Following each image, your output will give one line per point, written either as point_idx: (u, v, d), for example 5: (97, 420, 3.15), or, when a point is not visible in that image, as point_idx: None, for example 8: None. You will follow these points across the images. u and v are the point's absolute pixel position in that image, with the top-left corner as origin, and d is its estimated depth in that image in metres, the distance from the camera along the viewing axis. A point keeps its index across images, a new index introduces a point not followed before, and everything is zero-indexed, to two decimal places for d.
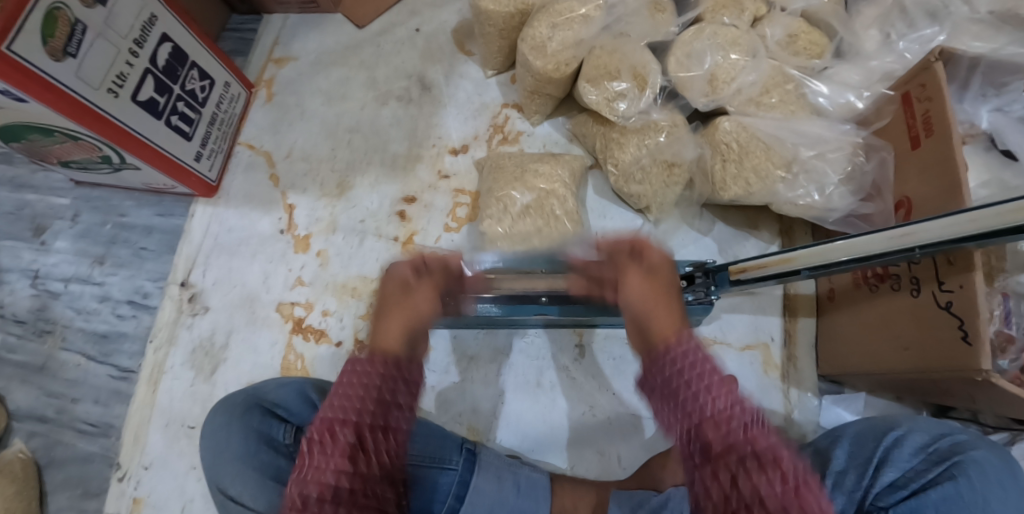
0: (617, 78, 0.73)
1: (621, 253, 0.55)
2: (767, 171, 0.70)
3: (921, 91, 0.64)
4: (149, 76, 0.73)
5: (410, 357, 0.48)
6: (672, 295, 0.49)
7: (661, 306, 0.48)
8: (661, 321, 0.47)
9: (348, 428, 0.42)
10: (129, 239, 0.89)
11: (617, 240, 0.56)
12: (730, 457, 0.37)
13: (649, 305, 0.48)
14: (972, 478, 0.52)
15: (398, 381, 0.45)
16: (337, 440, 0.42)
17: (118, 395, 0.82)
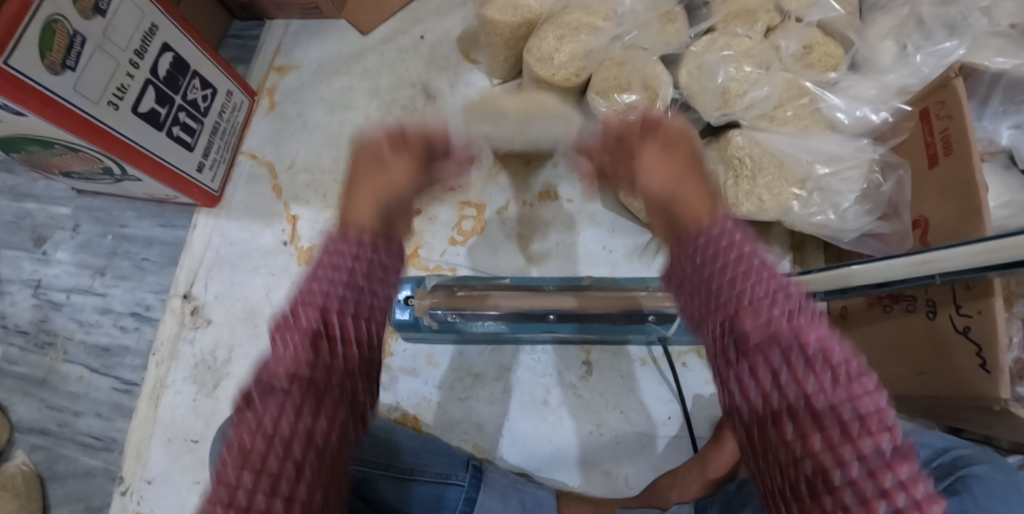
0: (628, 90, 0.71)
1: (632, 130, 0.45)
2: (781, 188, 0.68)
3: (941, 108, 0.63)
4: (149, 87, 0.72)
5: (389, 238, 0.36)
6: (705, 184, 0.38)
7: (687, 182, 0.38)
8: (690, 201, 0.36)
9: (313, 308, 0.31)
10: (130, 251, 0.87)
11: (628, 121, 0.46)
12: (768, 347, 0.28)
13: (665, 182, 0.38)
14: (976, 493, 0.51)
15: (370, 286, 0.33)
16: (297, 319, 0.30)
17: (120, 409, 0.81)
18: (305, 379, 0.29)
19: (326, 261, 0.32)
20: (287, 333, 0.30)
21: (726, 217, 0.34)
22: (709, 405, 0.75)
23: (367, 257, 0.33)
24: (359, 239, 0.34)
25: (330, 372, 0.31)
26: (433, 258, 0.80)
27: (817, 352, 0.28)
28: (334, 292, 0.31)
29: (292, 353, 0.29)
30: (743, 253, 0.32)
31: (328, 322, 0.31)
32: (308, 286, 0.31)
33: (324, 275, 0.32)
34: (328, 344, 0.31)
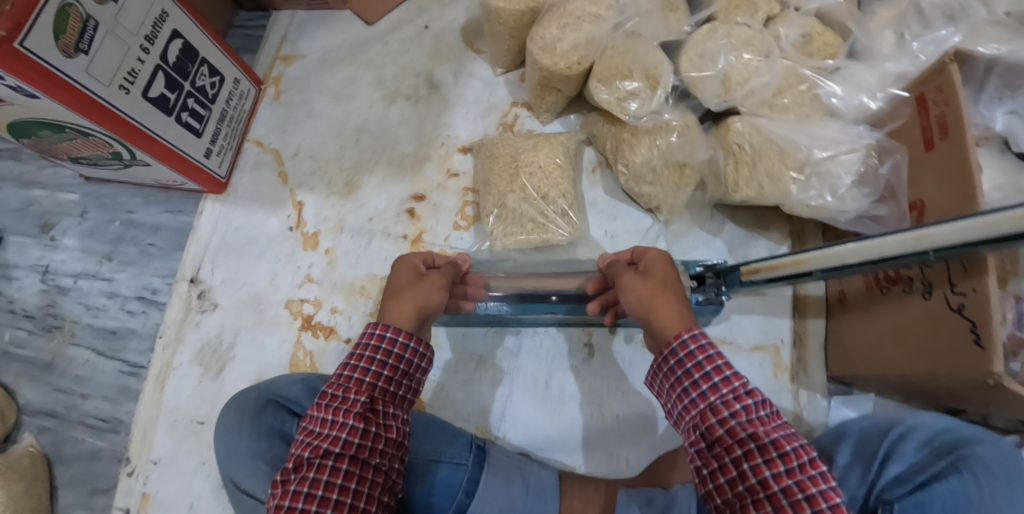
0: (630, 77, 0.73)
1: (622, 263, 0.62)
2: (780, 173, 0.70)
3: (937, 94, 0.64)
4: (159, 72, 0.73)
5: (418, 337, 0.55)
6: (683, 297, 0.56)
7: (673, 301, 0.55)
8: (670, 320, 0.53)
9: (362, 393, 0.50)
10: (137, 237, 0.89)
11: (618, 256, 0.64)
12: (733, 440, 0.46)
13: (660, 304, 0.54)
14: (977, 474, 0.53)
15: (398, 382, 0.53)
16: (353, 403, 0.49)
17: (127, 392, 0.82)
18: (349, 448, 0.47)
19: (358, 367, 0.51)
20: (332, 422, 0.48)
21: (686, 342, 0.50)
22: None
23: (410, 344, 0.53)
24: (387, 332, 0.53)
25: (373, 440, 0.48)
26: (437, 241, 0.83)
27: (747, 433, 0.45)
28: (371, 391, 0.50)
29: (336, 434, 0.47)
30: (702, 375, 0.49)
31: (369, 412, 0.49)
32: (343, 388, 0.50)
33: (363, 381, 0.50)
34: (373, 425, 0.49)
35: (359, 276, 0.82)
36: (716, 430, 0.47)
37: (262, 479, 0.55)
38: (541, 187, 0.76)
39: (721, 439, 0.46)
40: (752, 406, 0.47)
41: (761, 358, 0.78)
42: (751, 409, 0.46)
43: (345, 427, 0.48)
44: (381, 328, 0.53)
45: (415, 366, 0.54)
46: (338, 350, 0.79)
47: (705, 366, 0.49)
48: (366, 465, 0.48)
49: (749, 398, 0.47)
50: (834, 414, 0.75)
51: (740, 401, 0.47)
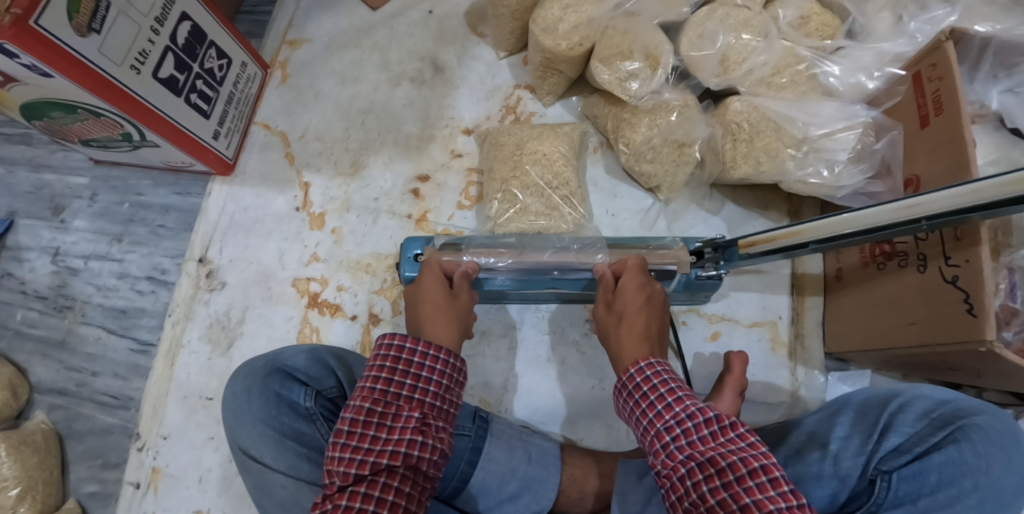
0: (630, 58, 0.74)
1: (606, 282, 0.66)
2: (778, 150, 0.72)
3: (932, 71, 0.65)
4: (169, 54, 0.74)
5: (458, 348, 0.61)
6: (643, 331, 0.62)
7: (629, 334, 0.62)
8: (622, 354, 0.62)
9: (416, 411, 0.52)
10: (147, 218, 0.90)
11: (604, 272, 0.66)
12: (675, 459, 0.52)
13: (620, 336, 0.63)
14: (975, 441, 0.51)
15: (444, 400, 0.55)
16: (409, 420, 0.51)
17: (138, 369, 0.84)
18: (404, 460, 0.49)
19: (406, 384, 0.53)
20: (389, 439, 0.50)
21: (635, 374, 0.59)
22: (708, 363, 0.78)
23: (447, 360, 0.56)
24: (430, 352, 0.55)
25: (431, 451, 0.51)
26: (441, 221, 0.84)
27: (687, 454, 0.52)
28: (420, 408, 0.52)
29: (394, 449, 0.49)
30: (649, 404, 0.57)
31: (423, 426, 0.51)
32: (394, 406, 0.52)
33: (413, 398, 0.53)
34: (430, 438, 0.51)
35: (364, 254, 0.84)
36: (662, 452, 0.54)
37: (270, 444, 0.55)
38: (545, 176, 0.77)
39: (666, 460, 0.53)
40: (693, 426, 0.53)
41: (760, 333, 0.79)
42: (694, 431, 0.53)
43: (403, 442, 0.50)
44: (418, 344, 0.54)
45: (455, 380, 0.56)
46: (344, 327, 0.80)
47: (651, 395, 0.57)
48: (417, 473, 0.50)
49: (690, 421, 0.53)
50: (831, 390, 0.77)
51: (681, 423, 0.54)
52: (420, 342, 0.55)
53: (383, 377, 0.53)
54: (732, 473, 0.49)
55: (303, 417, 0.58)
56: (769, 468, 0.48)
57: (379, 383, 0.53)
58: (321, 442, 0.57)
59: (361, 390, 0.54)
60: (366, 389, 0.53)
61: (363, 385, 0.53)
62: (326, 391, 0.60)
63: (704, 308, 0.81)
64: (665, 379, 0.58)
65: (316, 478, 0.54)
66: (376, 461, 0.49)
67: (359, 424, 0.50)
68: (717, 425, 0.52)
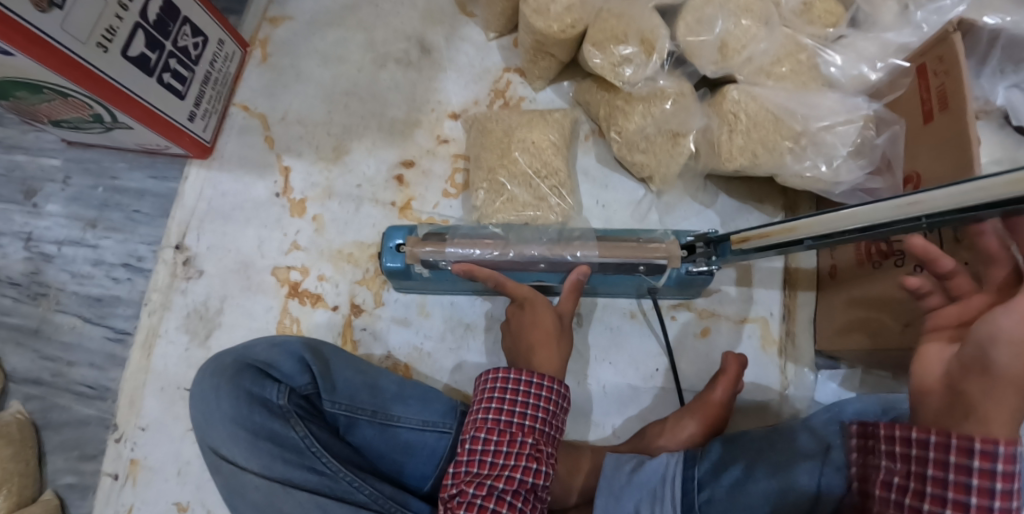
0: (624, 43, 0.72)
1: None
2: (775, 143, 0.69)
3: (938, 64, 0.63)
4: (139, 31, 0.70)
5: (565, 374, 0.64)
6: None
7: None
8: None
9: (531, 437, 0.56)
10: (122, 203, 0.87)
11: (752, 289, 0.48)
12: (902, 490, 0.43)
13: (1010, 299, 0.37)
14: None
15: (550, 432, 0.58)
16: (524, 447, 0.55)
17: (114, 358, 0.82)
18: (519, 485, 0.53)
19: (515, 413, 0.57)
20: (506, 465, 0.54)
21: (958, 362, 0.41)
22: (699, 361, 0.76)
23: (552, 386, 0.59)
24: (532, 378, 0.58)
25: (544, 477, 0.54)
26: (426, 210, 0.81)
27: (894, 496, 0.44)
28: (532, 434, 0.56)
29: (510, 473, 0.53)
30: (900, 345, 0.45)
31: (536, 453, 0.55)
32: (508, 434, 0.55)
33: (524, 425, 0.56)
34: (542, 465, 0.55)
35: (346, 243, 0.81)
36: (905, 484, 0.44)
37: (242, 444, 0.53)
38: (533, 164, 0.74)
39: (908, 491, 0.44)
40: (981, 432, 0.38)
41: (751, 329, 0.78)
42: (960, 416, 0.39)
43: (519, 469, 0.54)
44: (522, 373, 0.58)
45: (561, 406, 0.59)
46: (326, 317, 0.78)
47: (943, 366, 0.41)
48: (533, 495, 0.54)
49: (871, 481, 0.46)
50: (820, 388, 0.76)
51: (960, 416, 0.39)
52: (534, 373, 0.59)
53: (493, 407, 0.57)
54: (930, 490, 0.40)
55: (277, 416, 0.55)
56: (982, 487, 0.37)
57: (492, 412, 0.57)
58: (296, 440, 0.54)
59: (473, 419, 0.58)
60: (477, 419, 0.57)
61: (475, 416, 0.58)
62: (301, 388, 0.58)
63: (695, 303, 0.78)
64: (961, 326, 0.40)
65: (291, 478, 0.52)
66: (492, 484, 0.53)
67: (478, 451, 0.55)
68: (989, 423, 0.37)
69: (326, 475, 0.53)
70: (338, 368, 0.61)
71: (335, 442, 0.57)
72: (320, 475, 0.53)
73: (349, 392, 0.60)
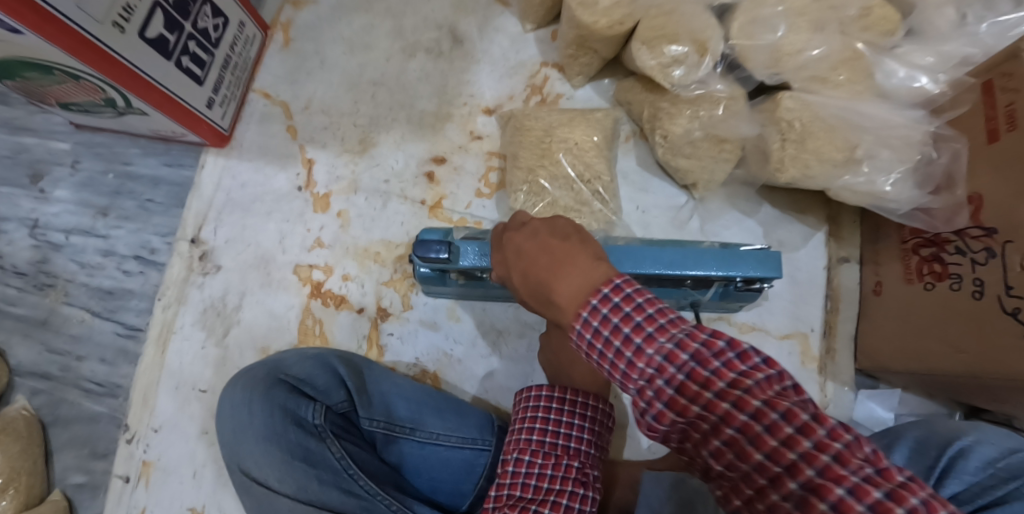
0: (675, 42, 0.67)
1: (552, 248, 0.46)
2: (830, 154, 0.66)
3: (1007, 80, 0.61)
4: (158, 11, 0.65)
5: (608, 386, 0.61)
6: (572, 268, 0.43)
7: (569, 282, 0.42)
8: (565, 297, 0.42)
9: (577, 459, 0.53)
10: (134, 190, 0.83)
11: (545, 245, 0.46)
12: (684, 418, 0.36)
13: (557, 271, 0.43)
14: None
15: (596, 452, 0.55)
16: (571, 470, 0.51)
17: (125, 354, 0.78)
18: (566, 511, 0.49)
19: (560, 434, 0.54)
20: (551, 488, 0.50)
21: (595, 307, 0.39)
22: None
23: (597, 405, 0.56)
24: (578, 397, 0.56)
25: (591, 503, 0.50)
26: (458, 209, 0.78)
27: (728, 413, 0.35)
28: (578, 457, 0.53)
29: (556, 498, 0.49)
30: (622, 318, 0.38)
31: (583, 477, 0.52)
32: (553, 456, 0.52)
33: (569, 447, 0.53)
34: (589, 490, 0.51)
35: (373, 241, 0.77)
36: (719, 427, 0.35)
37: (274, 463, 0.50)
38: (576, 166, 0.71)
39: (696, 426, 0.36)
40: (721, 366, 0.36)
41: (790, 346, 0.75)
42: (706, 363, 0.36)
43: (566, 493, 0.50)
44: (567, 391, 0.56)
45: (605, 426, 0.57)
46: (350, 320, 0.75)
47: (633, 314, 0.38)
48: None
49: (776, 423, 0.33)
50: (859, 407, 0.74)
51: (689, 374, 0.36)
52: (580, 392, 0.56)
53: (538, 429, 0.54)
54: (774, 492, 0.33)
55: (312, 435, 0.52)
56: (784, 453, 0.33)
57: (535, 433, 0.54)
58: (332, 461, 0.52)
59: (515, 440, 0.55)
60: (519, 440, 0.54)
61: (517, 437, 0.55)
62: (337, 406, 0.55)
63: (735, 316, 0.76)
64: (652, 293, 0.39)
65: (326, 500, 0.49)
66: (537, 509, 0.49)
67: (522, 473, 0.51)
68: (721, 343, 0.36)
69: (363, 496, 0.51)
70: (372, 383, 0.59)
71: (372, 461, 0.55)
72: (356, 498, 0.50)
73: (384, 406, 0.58)
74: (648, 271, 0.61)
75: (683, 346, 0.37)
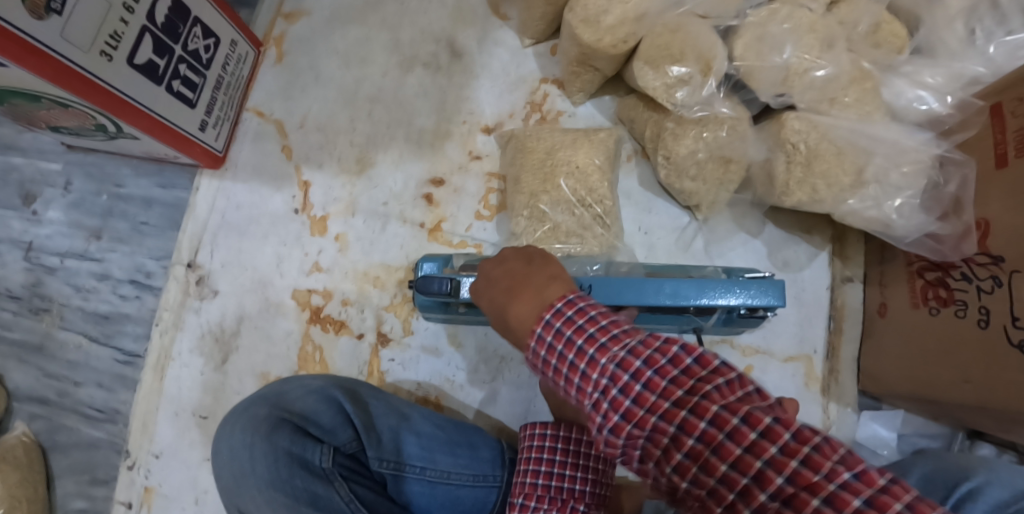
0: (680, 61, 0.66)
1: (515, 272, 0.52)
2: (837, 178, 0.65)
3: (1017, 105, 0.59)
4: (146, 35, 0.63)
5: None
6: (530, 291, 0.49)
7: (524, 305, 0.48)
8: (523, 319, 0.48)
9: (583, 500, 0.53)
10: (127, 212, 0.81)
11: (510, 267, 0.52)
12: (651, 424, 0.40)
13: (518, 295, 0.49)
14: None
15: (602, 491, 0.55)
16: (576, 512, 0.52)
17: (124, 380, 0.77)
18: None
19: (565, 477, 0.54)
20: None
21: (550, 322, 0.45)
22: None
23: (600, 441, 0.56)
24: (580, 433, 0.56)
25: None
26: (458, 232, 0.76)
27: (689, 421, 0.38)
28: (584, 498, 0.53)
29: None
30: (576, 330, 0.44)
31: None
32: (559, 500, 0.52)
33: (575, 488, 0.53)
34: None
35: (373, 265, 0.76)
36: (685, 435, 0.38)
37: (280, 512, 0.49)
38: (578, 191, 0.69)
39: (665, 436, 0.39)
40: (679, 375, 0.40)
41: (794, 368, 0.75)
42: (664, 373, 0.40)
43: None
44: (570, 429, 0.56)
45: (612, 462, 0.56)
46: (351, 346, 0.74)
47: (588, 329, 0.43)
48: None
49: (739, 432, 0.36)
50: (863, 429, 0.74)
51: (646, 384, 0.40)
52: (582, 429, 0.57)
53: (543, 471, 0.54)
54: (745, 505, 0.36)
55: (319, 480, 0.52)
56: (749, 461, 0.36)
57: (540, 476, 0.54)
58: (340, 504, 0.52)
59: (520, 482, 0.55)
60: (524, 483, 0.54)
61: (522, 480, 0.54)
62: (344, 446, 0.54)
63: (738, 339, 0.76)
64: (603, 310, 0.45)
65: None
66: None
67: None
68: (678, 352, 0.41)
69: None
70: (379, 417, 0.58)
71: (381, 502, 0.55)
72: None
73: (394, 446, 0.57)
74: (652, 302, 0.59)
75: (632, 354, 0.41)
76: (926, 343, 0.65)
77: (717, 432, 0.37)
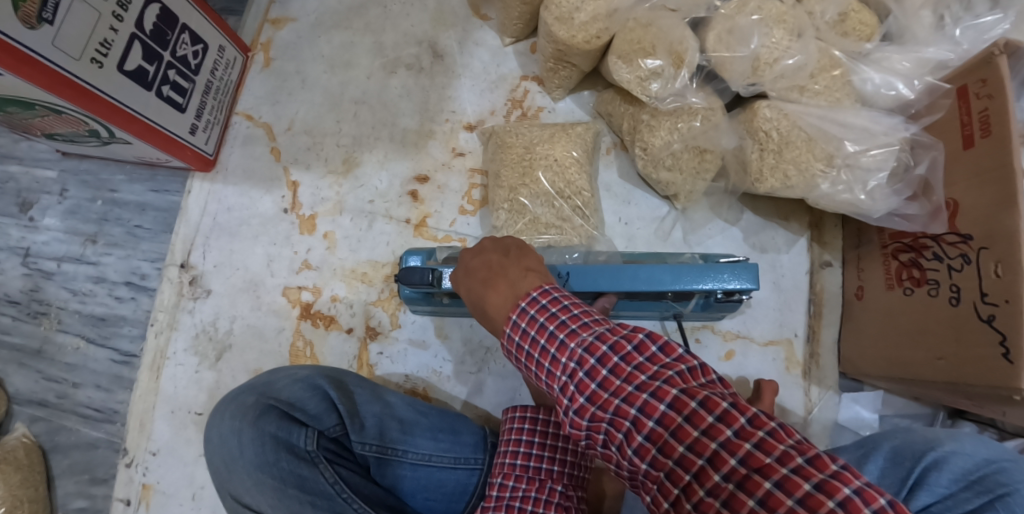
0: (652, 55, 0.67)
1: (492, 262, 0.53)
2: (808, 164, 0.66)
3: (981, 87, 0.61)
4: (136, 42, 0.66)
5: None
6: (507, 280, 0.50)
7: (500, 295, 0.50)
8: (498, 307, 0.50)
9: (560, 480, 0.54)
10: (121, 217, 0.83)
11: (488, 257, 0.53)
12: (614, 407, 0.41)
13: (493, 284, 0.51)
14: None
15: (579, 473, 0.57)
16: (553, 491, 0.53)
17: (121, 380, 0.79)
18: None
19: (543, 458, 0.55)
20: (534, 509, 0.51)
21: (524, 309, 0.47)
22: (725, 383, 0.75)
23: None
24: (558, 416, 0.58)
25: None
26: (442, 227, 0.78)
27: (651, 405, 0.40)
28: (561, 480, 0.55)
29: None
30: (548, 316, 0.45)
31: (565, 501, 0.53)
32: (537, 480, 0.54)
33: (553, 470, 0.55)
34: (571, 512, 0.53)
35: (360, 261, 0.78)
36: (646, 417, 0.40)
37: (269, 493, 0.51)
38: (556, 183, 0.71)
39: (628, 420, 0.40)
40: (644, 361, 0.42)
41: (775, 353, 0.76)
42: (630, 359, 0.42)
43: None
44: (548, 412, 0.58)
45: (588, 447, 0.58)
46: (340, 341, 0.76)
47: (560, 316, 0.45)
48: None
49: (697, 416, 0.38)
50: (846, 411, 0.75)
51: (612, 369, 0.42)
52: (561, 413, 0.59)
53: (522, 452, 0.56)
54: (700, 487, 0.37)
55: (305, 463, 0.53)
56: (705, 443, 0.38)
57: (518, 458, 0.56)
58: (326, 486, 0.53)
59: (500, 464, 0.57)
60: (504, 464, 0.56)
61: (502, 461, 0.56)
62: (329, 430, 0.56)
63: (719, 324, 0.77)
64: (575, 300, 0.47)
65: None
66: None
67: (506, 496, 0.53)
68: (644, 340, 0.43)
69: None
70: (362, 404, 0.59)
71: (365, 484, 0.57)
72: None
73: (376, 430, 0.58)
74: (628, 288, 0.61)
75: (601, 339, 0.43)
76: (902, 322, 0.66)
77: (676, 415, 0.39)
